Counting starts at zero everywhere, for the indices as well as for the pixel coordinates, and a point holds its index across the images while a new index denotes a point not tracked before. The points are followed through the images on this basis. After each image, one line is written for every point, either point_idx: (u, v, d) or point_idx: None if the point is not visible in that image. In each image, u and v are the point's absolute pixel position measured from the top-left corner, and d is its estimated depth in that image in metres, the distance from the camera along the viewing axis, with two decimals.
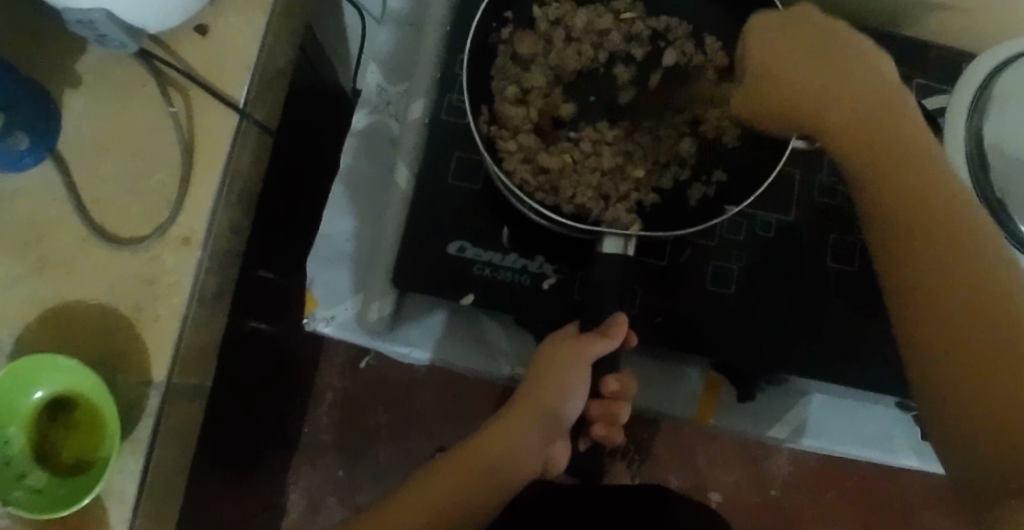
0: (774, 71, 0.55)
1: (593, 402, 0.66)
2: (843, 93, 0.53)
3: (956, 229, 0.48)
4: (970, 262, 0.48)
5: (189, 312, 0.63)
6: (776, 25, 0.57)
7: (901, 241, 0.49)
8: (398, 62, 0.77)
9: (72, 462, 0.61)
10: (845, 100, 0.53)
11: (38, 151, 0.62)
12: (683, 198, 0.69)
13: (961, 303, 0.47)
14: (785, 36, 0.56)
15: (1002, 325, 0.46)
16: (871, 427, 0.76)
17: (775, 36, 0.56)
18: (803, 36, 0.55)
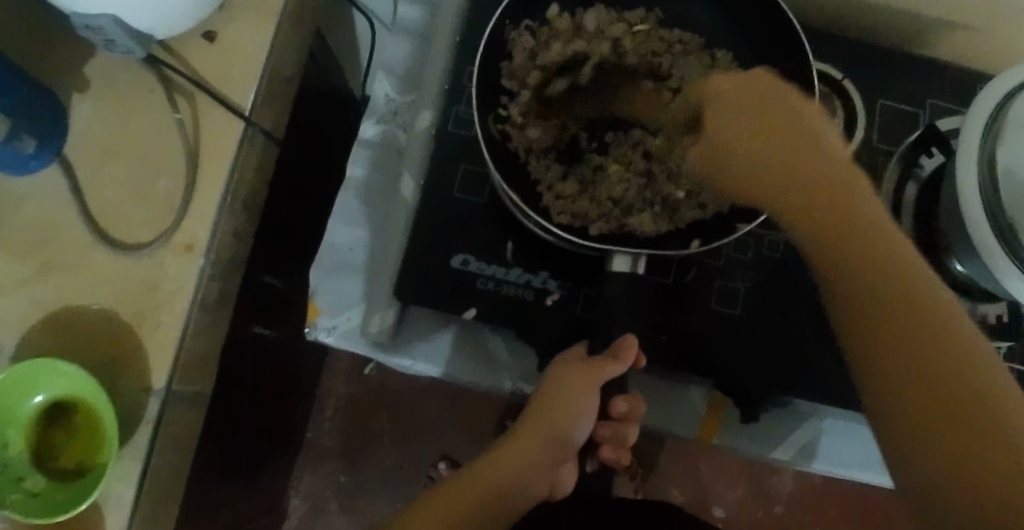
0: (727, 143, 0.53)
1: (600, 424, 0.65)
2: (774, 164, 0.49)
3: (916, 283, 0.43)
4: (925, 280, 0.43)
5: (189, 319, 0.62)
6: (741, 96, 0.54)
7: (869, 295, 0.44)
8: (408, 73, 0.77)
9: (70, 466, 0.61)
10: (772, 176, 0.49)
11: (44, 156, 0.61)
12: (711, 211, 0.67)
13: (931, 323, 0.42)
14: (748, 104, 0.53)
15: (956, 357, 0.41)
16: (875, 451, 0.74)
17: (735, 114, 0.53)
18: (757, 110, 0.52)
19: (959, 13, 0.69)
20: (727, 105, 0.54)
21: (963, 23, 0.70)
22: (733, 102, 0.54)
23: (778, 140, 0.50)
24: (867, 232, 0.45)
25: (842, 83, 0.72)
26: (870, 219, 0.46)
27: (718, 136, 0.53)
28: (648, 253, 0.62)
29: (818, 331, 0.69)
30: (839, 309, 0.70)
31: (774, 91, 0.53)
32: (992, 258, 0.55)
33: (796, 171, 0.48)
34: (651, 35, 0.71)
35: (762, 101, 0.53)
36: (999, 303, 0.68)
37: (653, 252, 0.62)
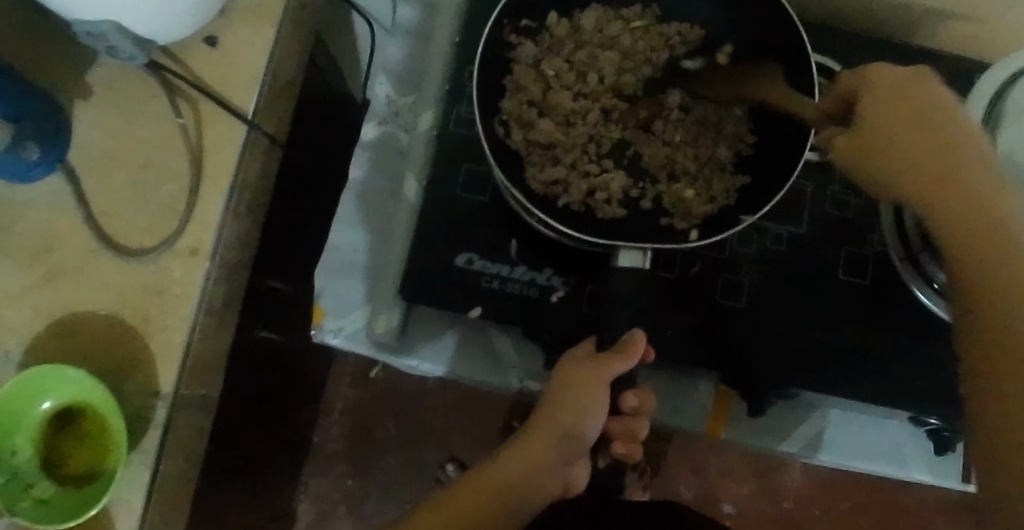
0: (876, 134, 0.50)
1: (612, 421, 0.66)
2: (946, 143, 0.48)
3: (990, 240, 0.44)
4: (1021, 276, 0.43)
5: (196, 324, 0.62)
6: (898, 81, 0.50)
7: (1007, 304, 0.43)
8: (407, 74, 0.77)
9: (79, 473, 0.61)
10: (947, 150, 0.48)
11: (48, 163, 0.61)
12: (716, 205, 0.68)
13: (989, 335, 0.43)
14: (895, 99, 0.50)
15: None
16: (880, 441, 0.74)
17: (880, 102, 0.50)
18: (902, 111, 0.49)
19: (958, 2, 0.69)
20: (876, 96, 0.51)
21: (961, 12, 0.70)
22: (884, 97, 0.50)
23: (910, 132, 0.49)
24: (964, 213, 0.46)
25: (841, 76, 0.73)
26: (974, 209, 0.45)
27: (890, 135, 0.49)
28: (654, 248, 0.62)
29: (824, 322, 0.70)
30: (842, 298, 0.70)
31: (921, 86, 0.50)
32: None
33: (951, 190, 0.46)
34: (648, 31, 0.72)
35: (905, 104, 0.49)
36: None
37: (660, 246, 0.62)
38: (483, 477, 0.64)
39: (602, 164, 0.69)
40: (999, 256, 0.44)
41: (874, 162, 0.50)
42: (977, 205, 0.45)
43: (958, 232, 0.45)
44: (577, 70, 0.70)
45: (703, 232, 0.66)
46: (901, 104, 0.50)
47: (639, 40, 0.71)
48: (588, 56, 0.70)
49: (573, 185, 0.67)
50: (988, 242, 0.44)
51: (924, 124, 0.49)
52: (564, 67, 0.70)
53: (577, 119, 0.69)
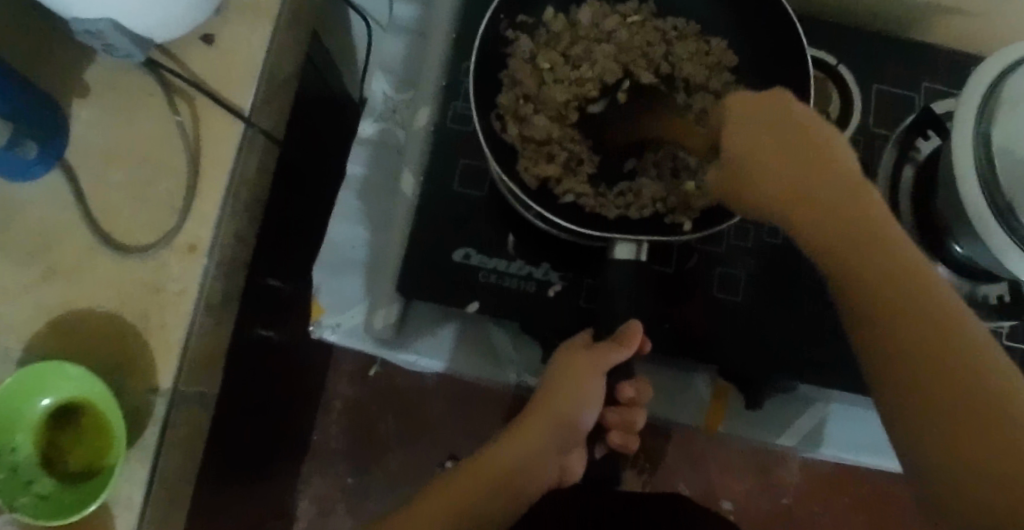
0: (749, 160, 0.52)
1: (608, 410, 0.65)
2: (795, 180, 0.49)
3: (875, 247, 0.46)
4: (901, 251, 0.46)
5: (194, 320, 0.63)
6: (751, 103, 0.53)
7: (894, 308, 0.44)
8: (405, 72, 0.77)
9: (79, 469, 0.61)
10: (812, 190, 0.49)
11: (48, 160, 0.62)
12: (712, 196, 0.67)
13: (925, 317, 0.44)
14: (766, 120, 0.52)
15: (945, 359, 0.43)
16: (882, 434, 0.74)
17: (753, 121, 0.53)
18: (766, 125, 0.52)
19: None
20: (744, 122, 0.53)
21: (955, 5, 0.71)
22: (734, 117, 0.53)
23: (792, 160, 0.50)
24: (851, 218, 0.47)
25: (838, 70, 0.72)
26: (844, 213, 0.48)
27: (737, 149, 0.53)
28: (650, 240, 0.62)
29: (822, 315, 0.70)
30: None
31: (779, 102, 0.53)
32: (991, 235, 0.56)
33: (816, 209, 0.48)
34: (644, 24, 0.72)
35: (770, 117, 0.52)
36: (1001, 282, 0.67)
37: (655, 238, 0.62)
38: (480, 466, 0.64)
39: (600, 158, 0.69)
40: (877, 256, 0.46)
41: (755, 184, 0.51)
42: (849, 199, 0.48)
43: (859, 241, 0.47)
44: (573, 63, 0.70)
45: (698, 225, 0.66)
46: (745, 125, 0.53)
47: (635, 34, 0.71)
48: (584, 50, 0.70)
49: (568, 179, 0.68)
50: (857, 244, 0.46)
51: (796, 154, 0.50)
52: (560, 61, 0.70)
53: (572, 114, 0.69)
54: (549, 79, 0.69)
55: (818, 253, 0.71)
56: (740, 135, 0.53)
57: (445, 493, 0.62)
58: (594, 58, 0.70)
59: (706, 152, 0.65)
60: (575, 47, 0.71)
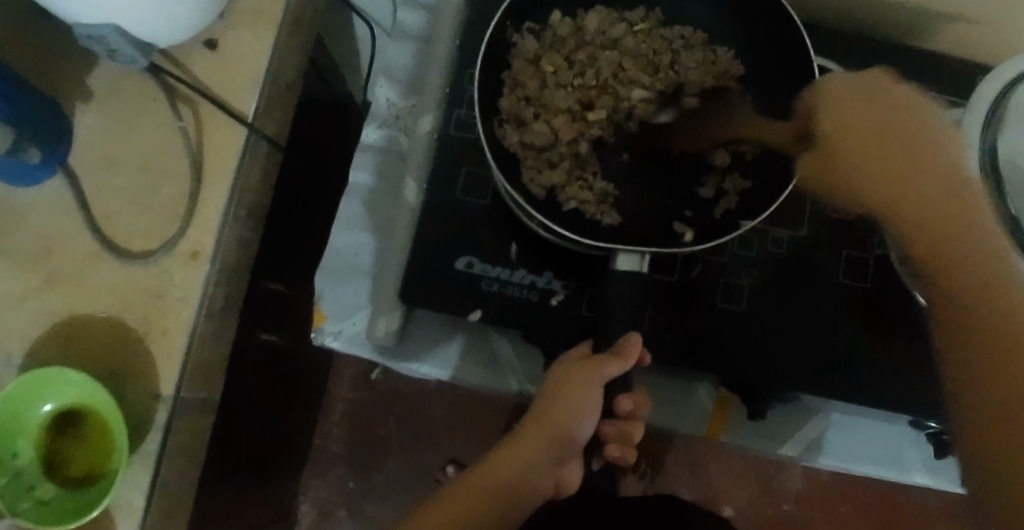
0: (849, 137, 0.55)
1: (606, 423, 0.65)
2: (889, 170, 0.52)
3: (961, 205, 0.50)
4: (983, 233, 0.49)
5: (196, 327, 0.62)
6: (847, 87, 0.57)
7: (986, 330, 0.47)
8: (409, 78, 0.77)
9: (80, 475, 0.61)
10: (897, 180, 0.52)
11: (48, 165, 0.62)
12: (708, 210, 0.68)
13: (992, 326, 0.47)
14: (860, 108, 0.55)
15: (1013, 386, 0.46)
16: (884, 446, 0.74)
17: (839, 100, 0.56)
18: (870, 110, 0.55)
19: (959, 5, 0.69)
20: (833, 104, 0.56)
21: (963, 15, 0.70)
22: (837, 100, 0.56)
23: (872, 147, 0.53)
24: (945, 199, 0.51)
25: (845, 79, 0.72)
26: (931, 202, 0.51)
27: (842, 123, 0.55)
28: (652, 250, 0.61)
29: (827, 326, 0.69)
30: (843, 301, 0.70)
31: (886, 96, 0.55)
32: None
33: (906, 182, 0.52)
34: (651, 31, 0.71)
35: (869, 99, 0.55)
36: None
37: (658, 249, 0.61)
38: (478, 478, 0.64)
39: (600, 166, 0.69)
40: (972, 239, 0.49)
41: (840, 170, 0.55)
42: (952, 197, 0.51)
43: (957, 206, 0.50)
44: (576, 69, 0.70)
45: (698, 237, 0.67)
46: (857, 112, 0.55)
47: (641, 41, 0.71)
48: (588, 56, 0.70)
49: (569, 186, 0.67)
50: (951, 226, 0.50)
51: (909, 150, 0.52)
52: (563, 66, 0.70)
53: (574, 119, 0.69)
54: (552, 84, 0.69)
55: (823, 263, 0.71)
56: (869, 117, 0.54)
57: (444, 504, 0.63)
58: (598, 65, 0.70)
59: (790, 139, 0.64)
60: (580, 52, 0.71)
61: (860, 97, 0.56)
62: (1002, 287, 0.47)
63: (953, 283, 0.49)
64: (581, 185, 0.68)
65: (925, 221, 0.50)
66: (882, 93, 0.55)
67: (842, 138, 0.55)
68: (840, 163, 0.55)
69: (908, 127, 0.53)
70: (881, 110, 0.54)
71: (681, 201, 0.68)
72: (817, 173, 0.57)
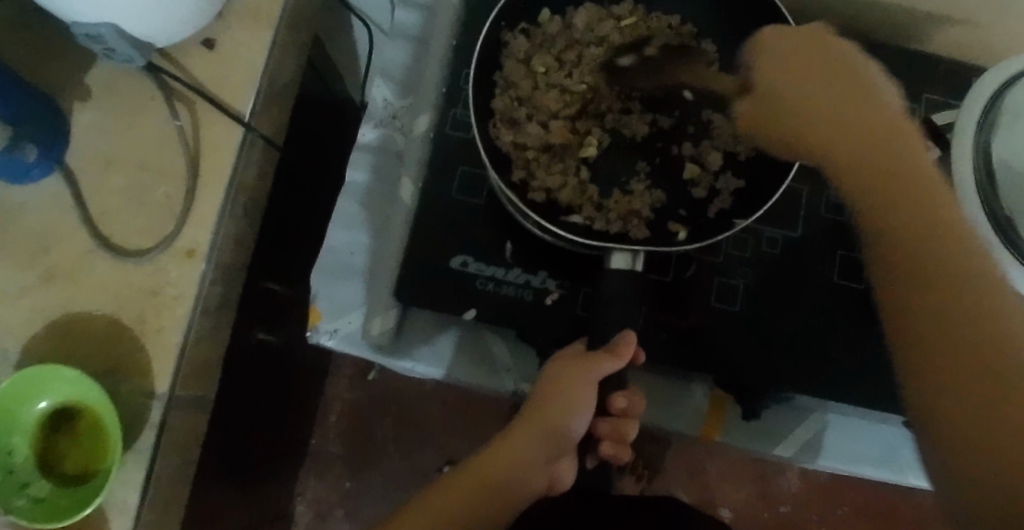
0: (775, 101, 0.55)
1: (600, 420, 0.65)
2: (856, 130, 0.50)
3: (918, 198, 0.47)
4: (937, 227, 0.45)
5: (191, 324, 0.63)
6: (792, 36, 0.55)
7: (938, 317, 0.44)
8: (405, 77, 0.77)
9: (75, 472, 0.61)
10: (851, 139, 0.50)
11: (46, 163, 0.62)
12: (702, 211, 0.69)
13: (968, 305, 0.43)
14: (797, 48, 0.55)
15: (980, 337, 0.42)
16: (879, 447, 0.74)
17: (785, 47, 0.55)
18: (835, 74, 0.53)
19: (955, 6, 0.69)
20: (770, 52, 0.55)
21: (958, 16, 0.71)
22: (773, 52, 0.55)
23: (832, 94, 0.52)
24: (887, 175, 0.48)
25: None
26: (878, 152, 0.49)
27: (777, 92, 0.55)
28: (646, 249, 0.61)
29: (821, 326, 0.70)
30: (837, 301, 0.70)
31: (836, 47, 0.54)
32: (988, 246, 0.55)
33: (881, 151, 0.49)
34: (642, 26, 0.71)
35: (810, 50, 0.54)
36: None
37: (651, 248, 0.61)
38: (470, 475, 0.64)
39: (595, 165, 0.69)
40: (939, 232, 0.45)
41: (780, 116, 0.54)
42: (906, 182, 0.47)
43: (909, 179, 0.48)
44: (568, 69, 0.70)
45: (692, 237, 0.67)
46: (797, 64, 0.54)
47: (632, 39, 0.70)
48: (579, 55, 0.70)
49: (564, 186, 0.68)
50: (897, 201, 0.47)
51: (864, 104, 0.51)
52: (555, 66, 0.70)
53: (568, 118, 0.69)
54: (543, 85, 0.69)
55: (817, 263, 0.71)
56: (809, 90, 0.53)
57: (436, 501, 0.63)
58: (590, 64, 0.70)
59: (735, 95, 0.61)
60: (572, 50, 0.71)
61: (816, 46, 0.54)
62: (974, 268, 0.44)
63: (910, 253, 0.46)
64: (575, 185, 0.68)
65: (885, 191, 0.48)
66: (836, 45, 0.54)
67: (770, 77, 0.55)
68: (784, 106, 0.54)
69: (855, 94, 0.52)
70: (823, 69, 0.53)
71: (675, 201, 0.69)
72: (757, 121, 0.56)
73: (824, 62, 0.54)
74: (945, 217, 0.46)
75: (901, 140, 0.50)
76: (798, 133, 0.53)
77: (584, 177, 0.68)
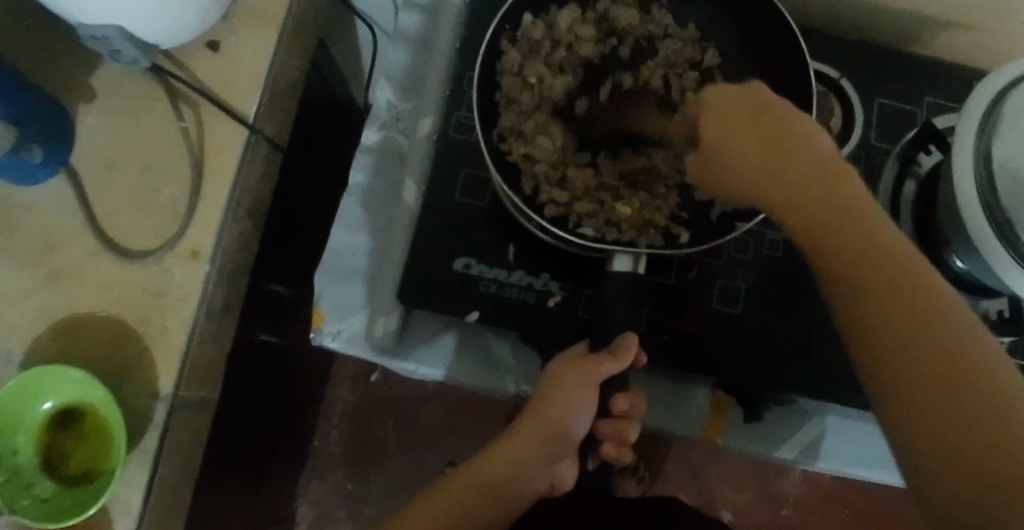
0: (718, 144, 0.52)
1: (602, 421, 0.64)
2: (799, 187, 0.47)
3: (895, 248, 0.44)
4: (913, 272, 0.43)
5: (195, 326, 0.63)
6: (734, 96, 0.54)
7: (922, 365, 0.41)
8: (410, 80, 0.77)
9: (79, 473, 0.62)
10: (847, 224, 0.45)
11: (50, 165, 0.62)
12: (703, 216, 0.68)
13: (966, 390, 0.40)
14: (742, 111, 0.52)
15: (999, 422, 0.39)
16: (880, 449, 0.74)
17: (733, 102, 0.53)
18: (757, 115, 0.52)
19: (957, 11, 0.70)
20: (711, 108, 0.54)
21: (959, 21, 0.71)
22: (723, 112, 0.53)
23: (769, 143, 0.50)
24: (833, 202, 0.46)
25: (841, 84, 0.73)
26: (849, 216, 0.45)
27: (738, 158, 0.51)
28: (648, 252, 0.62)
29: (821, 329, 0.70)
30: None
31: (764, 98, 0.53)
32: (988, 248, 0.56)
33: (845, 211, 0.46)
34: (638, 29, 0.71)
35: (735, 116, 0.52)
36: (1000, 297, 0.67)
37: (654, 251, 0.61)
38: (477, 473, 0.64)
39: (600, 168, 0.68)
40: (938, 302, 0.42)
41: (724, 151, 0.52)
42: (850, 220, 0.45)
43: (886, 247, 0.44)
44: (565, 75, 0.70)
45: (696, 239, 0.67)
46: (732, 129, 0.52)
47: (627, 44, 0.71)
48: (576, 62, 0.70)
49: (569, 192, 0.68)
50: (907, 289, 0.42)
51: (781, 157, 0.49)
52: (548, 73, 0.70)
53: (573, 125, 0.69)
54: (541, 94, 0.69)
55: None
56: (732, 143, 0.51)
57: (440, 501, 0.63)
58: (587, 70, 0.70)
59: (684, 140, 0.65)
60: (568, 57, 0.71)
61: (755, 114, 0.52)
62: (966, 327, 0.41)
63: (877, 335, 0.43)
64: (579, 190, 0.68)
65: (874, 261, 0.44)
66: (798, 128, 0.50)
67: (723, 154, 0.52)
68: (743, 160, 0.50)
69: (782, 134, 0.50)
70: (752, 116, 0.52)
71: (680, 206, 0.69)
72: (726, 178, 0.52)
73: (756, 139, 0.51)
74: (899, 271, 0.43)
75: (846, 188, 0.47)
76: (738, 176, 0.51)
77: (589, 182, 0.68)
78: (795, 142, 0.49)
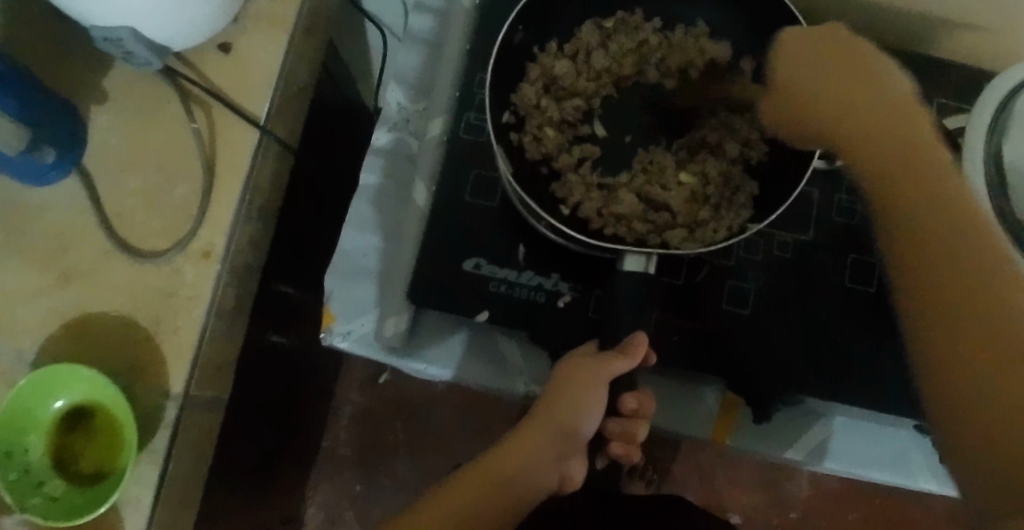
0: (813, 92, 0.53)
1: (611, 420, 0.64)
2: (850, 86, 0.51)
3: (932, 180, 0.45)
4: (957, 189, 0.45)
5: (207, 324, 0.63)
6: (811, 41, 0.55)
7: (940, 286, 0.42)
8: (422, 82, 0.78)
9: (89, 471, 0.62)
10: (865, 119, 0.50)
11: (63, 166, 0.63)
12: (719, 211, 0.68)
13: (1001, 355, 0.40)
14: (837, 59, 0.53)
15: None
16: (888, 450, 0.74)
17: (811, 57, 0.54)
18: (833, 58, 0.53)
19: (967, 11, 0.70)
20: (796, 59, 0.55)
21: (969, 21, 0.71)
22: (803, 52, 0.54)
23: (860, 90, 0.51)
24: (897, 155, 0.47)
25: None
26: (897, 138, 0.48)
27: (796, 87, 0.54)
28: (659, 253, 0.61)
29: (830, 329, 0.70)
30: (846, 305, 0.70)
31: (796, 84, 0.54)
32: None
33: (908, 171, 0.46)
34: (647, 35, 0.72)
35: (839, 50, 0.53)
36: None
37: (665, 252, 0.61)
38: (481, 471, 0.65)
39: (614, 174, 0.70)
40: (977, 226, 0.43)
41: (810, 100, 0.53)
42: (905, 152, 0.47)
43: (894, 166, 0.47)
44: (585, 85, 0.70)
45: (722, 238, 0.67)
46: (811, 63, 0.54)
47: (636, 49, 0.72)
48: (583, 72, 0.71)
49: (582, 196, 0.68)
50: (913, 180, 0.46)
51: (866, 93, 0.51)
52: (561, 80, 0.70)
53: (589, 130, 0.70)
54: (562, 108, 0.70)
55: (828, 266, 0.71)
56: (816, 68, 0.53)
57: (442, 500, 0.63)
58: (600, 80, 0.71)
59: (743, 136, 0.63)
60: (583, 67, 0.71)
61: (838, 56, 0.53)
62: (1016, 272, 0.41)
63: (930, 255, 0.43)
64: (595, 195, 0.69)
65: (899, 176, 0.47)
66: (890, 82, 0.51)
67: (803, 90, 0.54)
68: (812, 108, 0.53)
69: (859, 74, 0.52)
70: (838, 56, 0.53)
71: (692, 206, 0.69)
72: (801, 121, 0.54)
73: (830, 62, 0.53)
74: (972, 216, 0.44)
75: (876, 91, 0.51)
76: (819, 110, 0.52)
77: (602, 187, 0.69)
78: (859, 72, 0.52)
